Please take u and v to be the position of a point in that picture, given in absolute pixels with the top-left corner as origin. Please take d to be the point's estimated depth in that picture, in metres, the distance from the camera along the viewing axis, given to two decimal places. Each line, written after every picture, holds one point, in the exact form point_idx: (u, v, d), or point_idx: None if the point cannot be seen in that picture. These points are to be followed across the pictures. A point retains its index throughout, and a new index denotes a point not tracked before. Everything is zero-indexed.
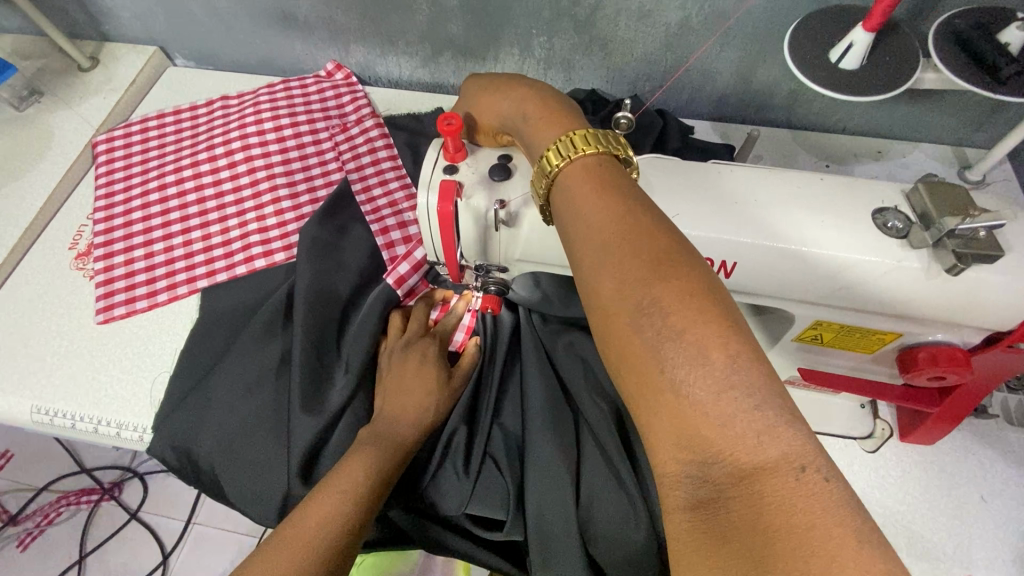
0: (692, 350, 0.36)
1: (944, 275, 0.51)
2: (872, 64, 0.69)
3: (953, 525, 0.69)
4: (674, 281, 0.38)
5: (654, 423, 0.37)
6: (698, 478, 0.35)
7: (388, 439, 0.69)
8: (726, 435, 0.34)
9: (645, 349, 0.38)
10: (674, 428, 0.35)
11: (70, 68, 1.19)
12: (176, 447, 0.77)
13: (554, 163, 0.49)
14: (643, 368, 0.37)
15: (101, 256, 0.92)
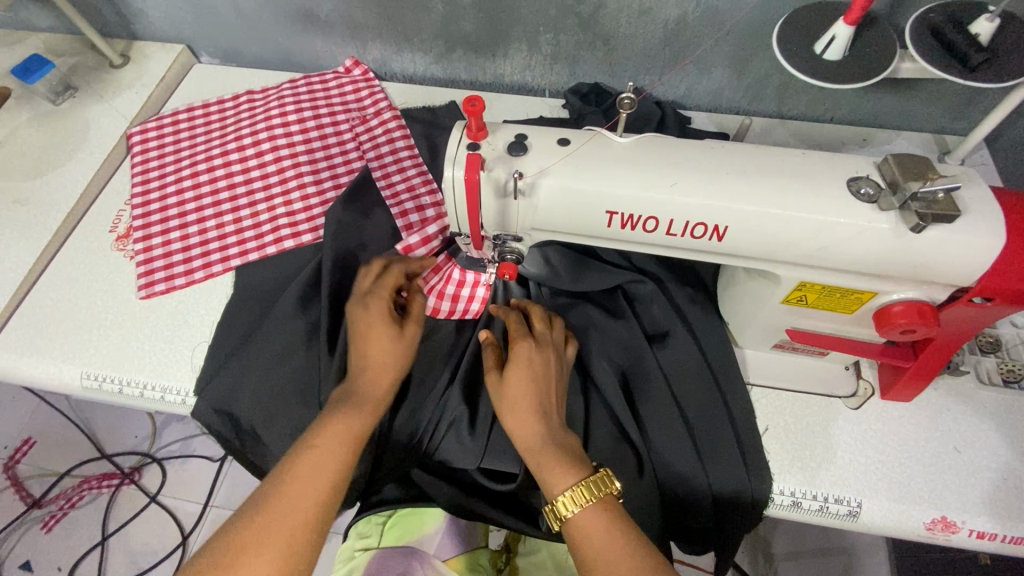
0: (606, 543, 0.61)
1: (910, 233, 0.58)
2: (852, 55, 0.76)
3: (928, 472, 0.76)
4: (576, 468, 0.66)
5: (573, 520, 0.63)
6: (593, 535, 0.62)
7: (372, 379, 0.74)
8: (604, 530, 0.62)
9: (568, 472, 0.65)
10: (582, 528, 0.63)
11: (102, 65, 1.26)
12: (215, 411, 0.83)
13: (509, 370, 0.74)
14: (559, 485, 0.65)
15: (139, 238, 0.99)
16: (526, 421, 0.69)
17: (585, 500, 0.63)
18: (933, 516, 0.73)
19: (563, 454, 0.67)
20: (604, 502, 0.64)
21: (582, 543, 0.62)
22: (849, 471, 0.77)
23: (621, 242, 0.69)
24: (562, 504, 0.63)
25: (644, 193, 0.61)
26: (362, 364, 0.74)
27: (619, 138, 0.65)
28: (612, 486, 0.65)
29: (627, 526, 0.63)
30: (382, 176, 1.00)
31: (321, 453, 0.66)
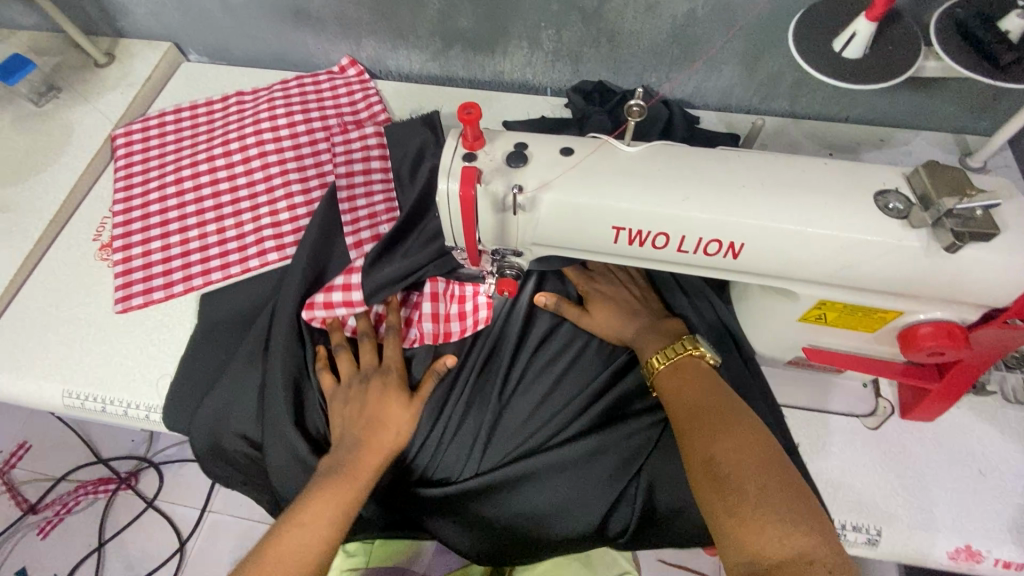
0: (696, 394, 0.65)
1: (944, 252, 0.54)
2: (875, 54, 0.71)
3: (952, 497, 0.72)
4: (716, 394, 0.64)
5: (691, 422, 0.62)
6: (684, 390, 0.65)
7: (345, 479, 0.68)
8: (776, 441, 0.58)
9: (657, 342, 0.73)
10: (712, 429, 0.60)
11: (86, 64, 1.22)
12: (196, 437, 0.81)
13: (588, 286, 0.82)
14: (651, 348, 0.72)
15: (120, 249, 0.95)
16: (618, 322, 0.78)
17: (676, 356, 0.69)
18: (956, 545, 0.70)
19: (658, 338, 0.74)
20: (690, 363, 0.68)
21: (675, 391, 0.66)
22: (868, 495, 0.73)
23: (628, 258, 0.64)
24: (654, 360, 0.70)
25: (654, 207, 0.57)
26: (341, 459, 0.70)
27: (626, 147, 0.61)
28: (698, 350, 0.69)
29: (755, 421, 0.61)
30: (350, 187, 0.91)
31: (284, 557, 0.64)
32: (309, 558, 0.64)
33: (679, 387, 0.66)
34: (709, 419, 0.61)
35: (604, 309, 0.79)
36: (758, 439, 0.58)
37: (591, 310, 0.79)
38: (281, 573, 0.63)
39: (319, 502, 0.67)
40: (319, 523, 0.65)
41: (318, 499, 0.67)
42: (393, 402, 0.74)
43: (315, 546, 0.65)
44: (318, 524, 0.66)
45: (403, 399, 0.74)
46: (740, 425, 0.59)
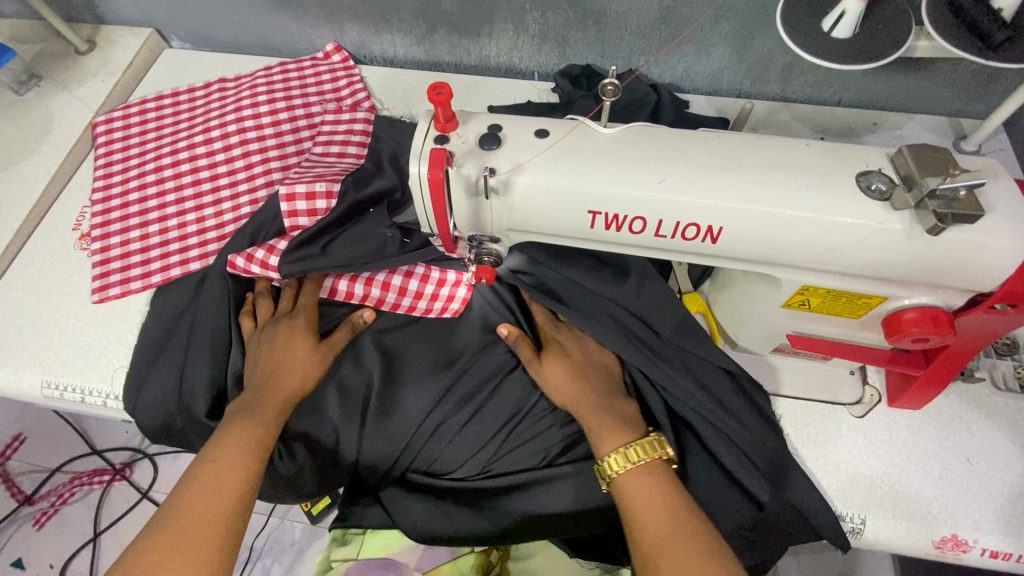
0: (654, 512, 0.60)
1: (926, 235, 0.52)
2: (862, 33, 0.69)
3: (938, 486, 0.71)
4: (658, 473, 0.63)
5: (649, 514, 0.59)
6: (643, 498, 0.61)
7: (247, 420, 0.68)
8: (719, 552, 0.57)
9: (621, 435, 0.66)
10: (673, 530, 0.58)
11: (67, 52, 1.20)
12: (146, 418, 0.80)
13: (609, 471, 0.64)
14: (610, 445, 0.66)
15: (98, 238, 0.94)
16: (569, 385, 0.71)
17: (642, 458, 0.63)
18: (942, 535, 0.69)
19: (616, 421, 0.68)
20: (654, 466, 0.64)
21: (631, 501, 0.61)
22: (853, 484, 0.72)
23: (606, 243, 0.63)
24: (609, 463, 0.64)
25: (631, 190, 0.55)
26: (242, 407, 0.70)
27: (603, 129, 0.59)
28: (665, 451, 0.64)
29: (686, 503, 0.60)
30: (320, 169, 0.88)
31: (193, 504, 0.61)
32: (227, 502, 0.62)
33: (638, 507, 0.61)
34: (672, 527, 0.58)
35: (579, 388, 0.70)
36: (698, 522, 0.59)
37: (558, 376, 0.71)
38: (192, 515, 0.60)
39: (222, 444, 0.66)
40: (227, 461, 0.64)
41: (221, 441, 0.66)
42: (299, 339, 0.75)
43: (225, 486, 0.63)
44: (225, 465, 0.64)
45: (310, 341, 0.75)
46: (691, 527, 0.58)
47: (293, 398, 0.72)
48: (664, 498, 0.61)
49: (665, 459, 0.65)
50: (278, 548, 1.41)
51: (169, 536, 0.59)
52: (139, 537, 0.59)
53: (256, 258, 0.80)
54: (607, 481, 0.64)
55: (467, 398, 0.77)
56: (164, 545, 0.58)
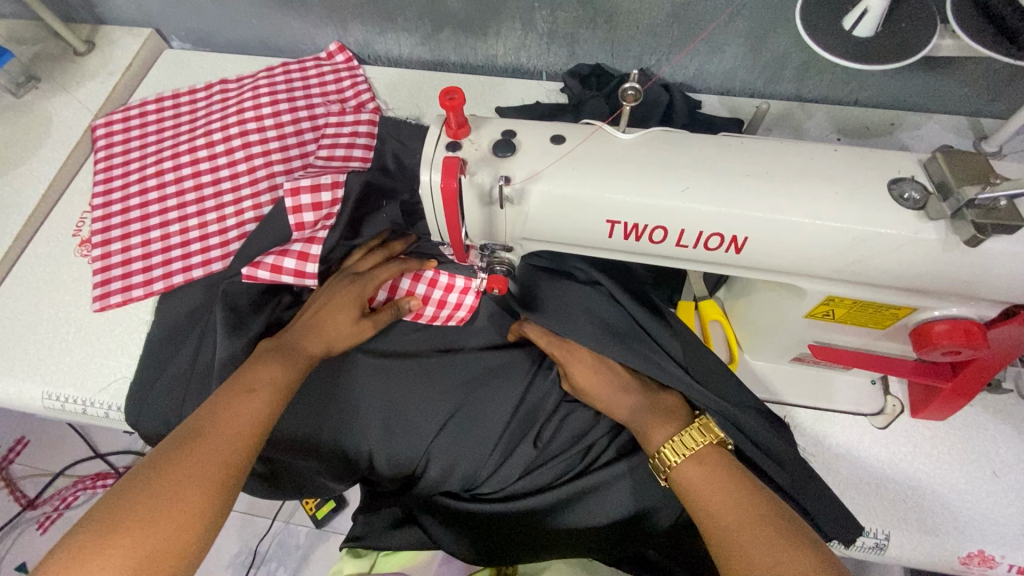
0: (712, 492, 0.59)
1: (963, 246, 0.50)
2: (887, 32, 0.66)
3: (965, 499, 0.69)
4: (710, 454, 0.62)
5: (708, 493, 0.59)
6: (705, 488, 0.59)
7: (285, 359, 0.69)
8: (783, 522, 0.55)
9: (665, 428, 0.65)
10: (732, 506, 0.57)
11: (66, 53, 1.17)
12: (148, 429, 0.79)
13: (670, 459, 0.62)
14: (659, 439, 0.64)
15: (98, 244, 0.92)
16: (611, 391, 0.69)
17: (693, 447, 0.62)
18: (969, 550, 0.67)
19: (661, 415, 0.67)
20: (705, 453, 0.62)
21: (691, 490, 0.60)
22: (876, 498, 0.70)
23: (624, 252, 0.61)
24: (664, 456, 0.62)
25: (652, 199, 0.53)
26: (280, 347, 0.70)
27: (621, 134, 0.57)
28: (715, 434, 0.63)
29: (742, 477, 0.60)
30: (325, 175, 0.86)
31: (218, 435, 0.59)
32: (245, 437, 0.60)
33: (698, 489, 0.59)
34: (737, 518, 0.56)
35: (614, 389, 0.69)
36: (755, 493, 0.58)
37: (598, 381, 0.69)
38: (223, 442, 0.58)
39: (254, 378, 0.65)
40: (260, 396, 0.64)
41: (252, 375, 0.66)
42: (341, 309, 0.73)
43: (250, 424, 0.61)
44: (254, 401, 0.63)
45: (356, 313, 0.73)
46: (749, 499, 0.57)
47: (319, 353, 0.72)
48: (720, 474, 0.60)
49: (716, 443, 0.63)
50: (284, 552, 1.39)
51: (193, 456, 0.56)
52: (152, 458, 0.56)
53: (267, 276, 0.75)
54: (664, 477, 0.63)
55: (492, 405, 0.75)
56: (176, 469, 0.55)
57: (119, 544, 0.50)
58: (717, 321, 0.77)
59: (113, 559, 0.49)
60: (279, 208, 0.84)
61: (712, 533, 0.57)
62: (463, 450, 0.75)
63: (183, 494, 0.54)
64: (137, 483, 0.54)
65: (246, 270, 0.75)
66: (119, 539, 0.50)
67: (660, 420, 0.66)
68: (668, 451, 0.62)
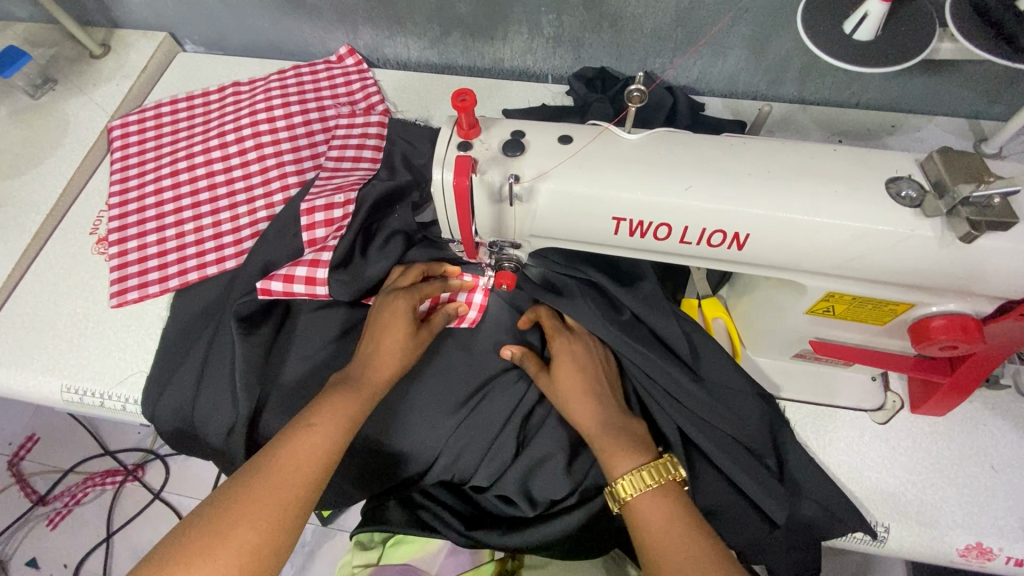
0: (664, 528, 0.58)
1: (959, 243, 0.51)
2: (886, 35, 0.68)
3: (964, 493, 0.70)
4: (670, 492, 0.61)
5: (657, 530, 0.59)
6: (659, 522, 0.59)
7: (352, 394, 0.68)
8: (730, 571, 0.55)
9: (630, 456, 0.64)
10: (681, 547, 0.57)
11: (82, 56, 1.20)
12: (164, 422, 0.81)
13: (625, 492, 0.62)
14: (619, 466, 0.63)
15: (115, 242, 0.94)
16: (591, 395, 0.70)
17: (651, 482, 0.61)
18: (967, 543, 0.68)
19: (626, 441, 0.66)
20: (667, 488, 0.61)
21: (643, 520, 0.60)
22: (877, 492, 0.72)
23: (629, 249, 0.63)
24: (622, 485, 0.62)
25: (657, 197, 0.55)
26: (348, 379, 0.70)
27: (627, 135, 0.59)
28: (677, 472, 0.62)
29: (697, 520, 0.59)
30: (336, 175, 0.88)
31: (281, 474, 0.60)
32: (306, 477, 0.61)
33: (649, 525, 0.59)
34: (683, 561, 0.56)
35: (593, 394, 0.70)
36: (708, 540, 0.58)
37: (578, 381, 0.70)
38: (284, 481, 0.60)
39: (320, 412, 0.65)
40: (321, 432, 0.64)
41: (319, 409, 0.66)
42: (399, 327, 0.72)
43: (313, 464, 0.62)
44: (318, 438, 0.63)
45: (412, 327, 0.72)
46: (701, 544, 0.57)
47: (383, 386, 0.70)
48: (673, 514, 0.59)
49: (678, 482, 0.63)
50: None
51: (258, 492, 0.58)
52: (229, 485, 0.60)
53: (279, 288, 0.78)
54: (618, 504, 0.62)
55: (502, 405, 0.76)
56: (242, 504, 0.57)
57: (197, 568, 0.54)
58: (720, 319, 0.78)
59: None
60: (291, 206, 0.86)
61: (652, 562, 0.57)
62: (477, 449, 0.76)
63: (248, 529, 0.56)
64: (214, 509, 0.57)
65: (260, 285, 0.78)
66: (198, 563, 0.54)
67: (628, 448, 0.65)
68: (627, 482, 0.62)
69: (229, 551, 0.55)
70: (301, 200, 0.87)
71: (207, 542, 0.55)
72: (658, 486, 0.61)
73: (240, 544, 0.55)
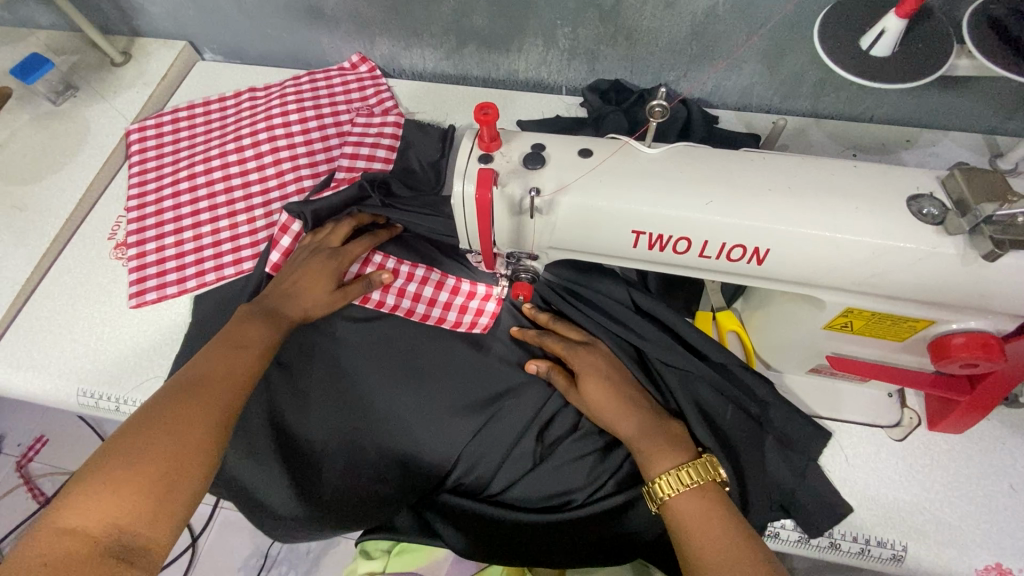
0: (701, 524, 0.58)
1: (981, 260, 0.51)
2: (904, 52, 0.68)
3: (982, 512, 0.70)
4: (710, 492, 0.61)
5: (698, 530, 0.58)
6: (697, 519, 0.59)
7: (268, 321, 0.72)
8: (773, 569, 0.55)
9: (669, 456, 0.64)
10: (721, 546, 0.56)
11: (103, 63, 1.22)
12: None
13: (664, 492, 0.62)
14: (658, 466, 0.63)
15: (134, 244, 0.95)
16: (616, 407, 0.69)
17: (691, 481, 0.61)
18: (986, 563, 0.67)
19: (664, 442, 0.65)
20: (706, 489, 0.61)
21: (681, 519, 0.60)
22: (893, 509, 0.71)
23: (647, 262, 0.63)
24: (660, 485, 0.62)
25: (676, 212, 0.55)
26: (263, 309, 0.73)
27: (647, 149, 0.59)
28: (717, 473, 0.62)
29: (737, 520, 0.59)
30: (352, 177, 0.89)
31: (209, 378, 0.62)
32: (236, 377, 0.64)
33: (690, 523, 0.59)
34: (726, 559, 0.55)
35: (620, 404, 0.69)
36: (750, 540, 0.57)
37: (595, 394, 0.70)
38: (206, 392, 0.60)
39: (235, 335, 0.68)
40: (239, 352, 0.66)
41: (231, 334, 0.68)
42: (315, 275, 0.77)
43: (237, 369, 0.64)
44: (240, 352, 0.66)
45: (329, 284, 0.77)
46: (742, 542, 0.57)
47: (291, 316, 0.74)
48: (713, 512, 0.59)
49: (718, 482, 0.62)
50: (296, 556, 1.40)
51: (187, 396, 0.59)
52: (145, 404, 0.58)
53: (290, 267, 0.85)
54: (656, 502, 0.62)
55: (521, 421, 0.77)
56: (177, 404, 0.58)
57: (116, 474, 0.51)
58: (734, 332, 0.78)
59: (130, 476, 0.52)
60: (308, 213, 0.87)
61: (692, 557, 0.57)
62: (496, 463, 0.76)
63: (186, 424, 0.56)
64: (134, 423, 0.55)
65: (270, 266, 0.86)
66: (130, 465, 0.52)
67: (665, 448, 0.65)
68: (666, 483, 0.62)
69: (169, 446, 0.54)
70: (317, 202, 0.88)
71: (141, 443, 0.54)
72: (697, 486, 0.61)
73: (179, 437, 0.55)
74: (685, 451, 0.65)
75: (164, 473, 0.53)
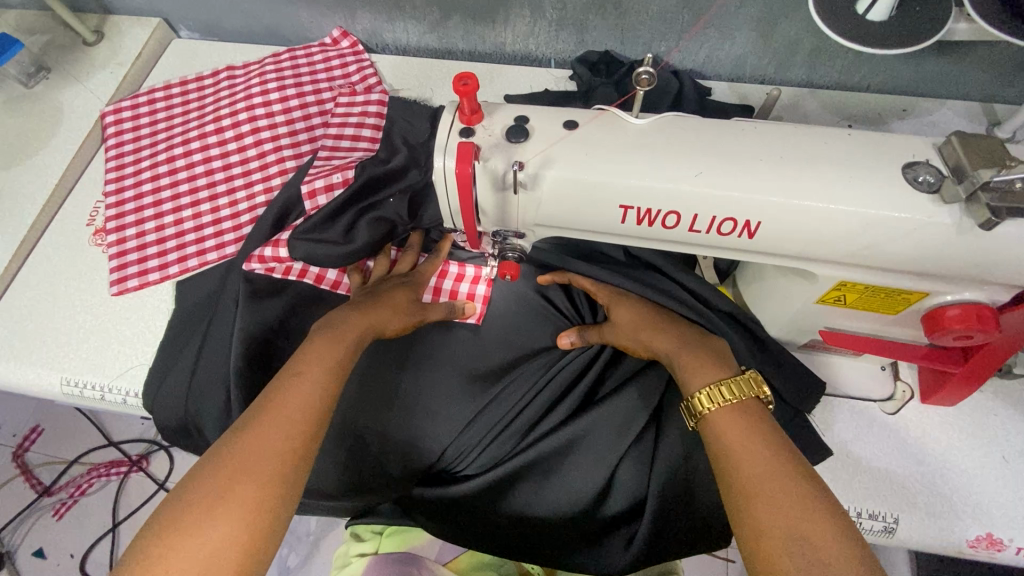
0: (745, 449, 0.54)
1: (977, 230, 0.50)
2: (900, 16, 0.65)
3: (974, 483, 0.70)
4: (747, 409, 0.58)
5: (734, 447, 0.55)
6: (735, 434, 0.56)
7: (336, 339, 0.66)
8: (807, 487, 0.51)
9: (708, 372, 0.62)
10: (754, 456, 0.53)
11: (75, 43, 1.17)
12: (164, 415, 0.80)
13: (703, 406, 0.59)
14: (698, 383, 0.61)
15: (113, 230, 0.93)
16: (640, 325, 0.70)
17: (731, 397, 0.58)
18: (977, 534, 0.67)
19: (704, 358, 0.64)
20: (746, 405, 0.58)
21: (719, 436, 0.57)
22: (886, 481, 0.71)
23: (636, 239, 0.61)
24: (699, 399, 0.59)
25: (667, 184, 0.54)
26: (335, 323, 0.68)
27: (635, 119, 0.57)
28: (760, 390, 0.59)
29: (773, 432, 0.56)
30: (335, 155, 0.86)
31: (275, 421, 0.57)
32: (304, 415, 0.59)
33: (724, 438, 0.56)
34: (764, 468, 0.52)
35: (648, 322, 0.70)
36: (785, 450, 0.54)
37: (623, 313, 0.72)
38: (283, 426, 0.57)
39: (306, 358, 0.64)
40: (310, 378, 0.61)
41: (304, 357, 0.64)
42: (400, 294, 0.73)
43: (308, 406, 0.59)
44: (310, 382, 0.61)
45: (411, 300, 0.74)
46: (777, 450, 0.54)
47: (367, 332, 0.68)
48: (750, 428, 0.56)
49: (761, 400, 0.59)
50: (294, 539, 1.40)
51: (253, 441, 0.55)
52: (219, 442, 0.56)
53: (270, 254, 0.80)
54: (694, 418, 0.60)
55: (512, 399, 0.76)
56: (244, 454, 0.54)
57: (204, 523, 0.50)
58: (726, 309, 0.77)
59: (201, 538, 0.49)
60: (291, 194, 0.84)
61: (726, 464, 0.55)
62: (487, 443, 0.75)
63: (250, 481, 0.52)
64: (202, 473, 0.53)
65: (245, 264, 0.82)
66: (202, 527, 0.50)
67: (703, 367, 0.63)
68: (703, 398, 0.59)
69: (231, 507, 0.51)
70: (299, 181, 0.86)
71: (209, 500, 0.51)
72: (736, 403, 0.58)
73: (243, 497, 0.52)
74: (726, 368, 0.63)
75: (233, 536, 0.50)
